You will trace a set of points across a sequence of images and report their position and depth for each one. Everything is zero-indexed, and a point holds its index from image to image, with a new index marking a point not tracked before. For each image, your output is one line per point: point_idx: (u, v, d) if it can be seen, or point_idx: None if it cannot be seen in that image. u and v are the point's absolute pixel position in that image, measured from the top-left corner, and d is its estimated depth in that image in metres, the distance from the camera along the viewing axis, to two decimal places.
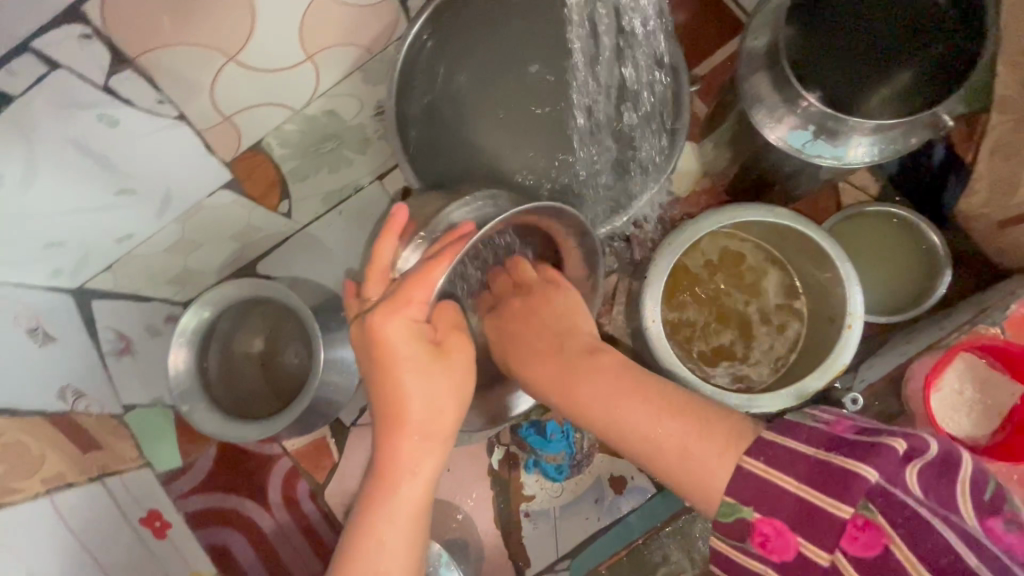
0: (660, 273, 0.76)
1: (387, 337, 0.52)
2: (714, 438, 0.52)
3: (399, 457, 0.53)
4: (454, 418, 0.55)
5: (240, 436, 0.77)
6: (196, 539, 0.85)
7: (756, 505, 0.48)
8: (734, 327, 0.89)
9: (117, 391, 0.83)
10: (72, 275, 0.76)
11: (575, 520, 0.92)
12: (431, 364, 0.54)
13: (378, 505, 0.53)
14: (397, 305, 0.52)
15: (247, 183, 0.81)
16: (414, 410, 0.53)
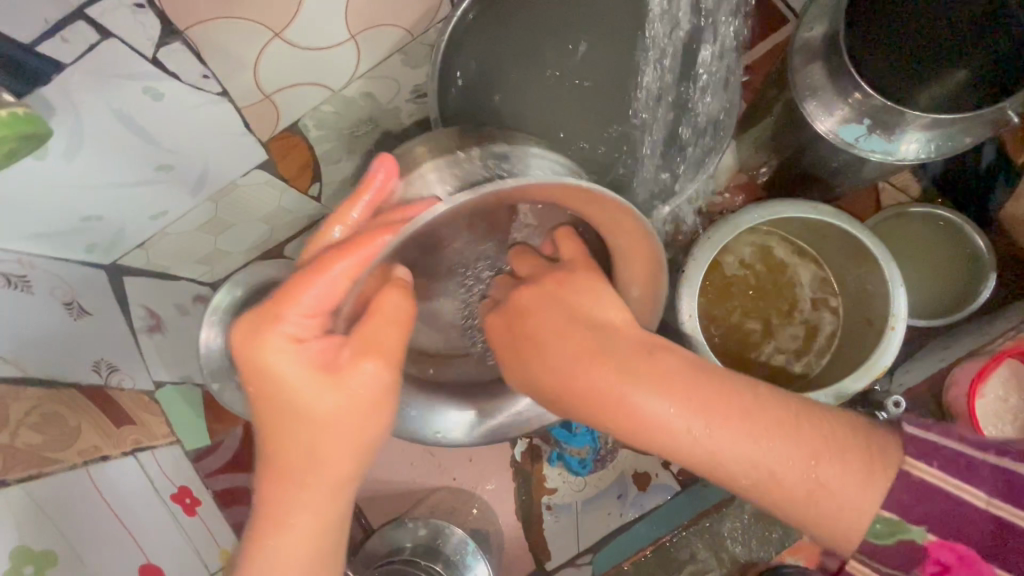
0: (700, 265, 0.75)
1: (266, 361, 0.48)
2: (807, 444, 0.48)
3: (279, 498, 0.50)
4: (341, 464, 0.50)
5: None
6: (224, 517, 0.84)
7: (930, 527, 0.48)
8: (790, 322, 0.87)
9: (147, 366, 0.83)
10: (106, 251, 0.76)
11: (597, 515, 0.92)
12: (319, 391, 0.48)
13: (262, 543, 0.49)
14: (269, 318, 0.48)
15: (281, 163, 0.80)
16: (297, 449, 0.49)
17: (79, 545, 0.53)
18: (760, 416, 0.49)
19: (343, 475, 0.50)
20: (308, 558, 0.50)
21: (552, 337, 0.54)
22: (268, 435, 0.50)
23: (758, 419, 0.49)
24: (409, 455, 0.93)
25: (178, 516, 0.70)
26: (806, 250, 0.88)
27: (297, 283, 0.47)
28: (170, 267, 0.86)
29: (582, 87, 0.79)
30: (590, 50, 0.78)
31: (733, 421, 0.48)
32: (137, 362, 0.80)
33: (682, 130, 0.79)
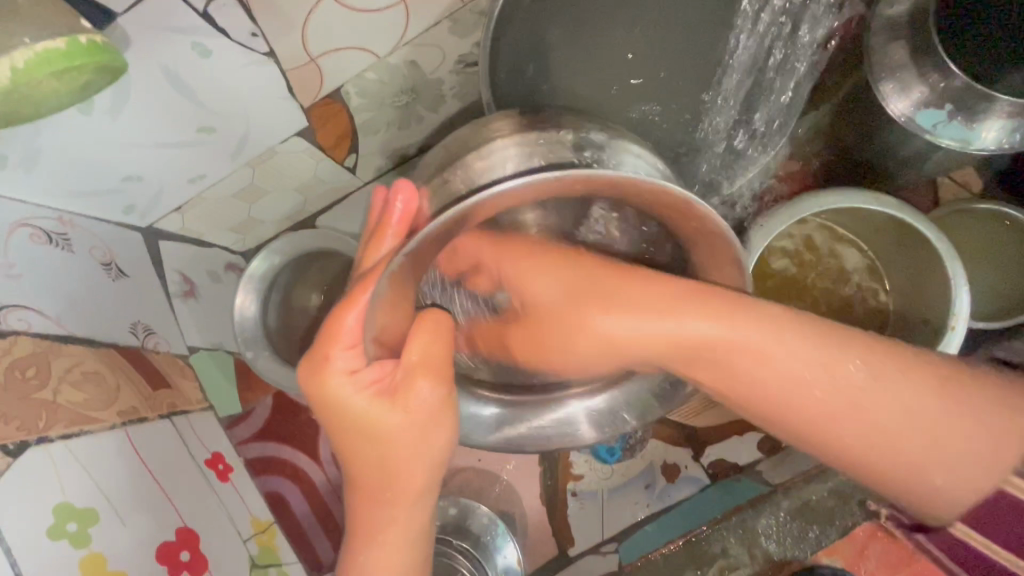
0: (751, 254, 0.72)
1: (330, 394, 0.49)
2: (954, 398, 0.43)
3: (371, 516, 0.53)
4: (421, 479, 0.53)
5: None
6: (256, 486, 0.84)
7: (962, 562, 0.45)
8: (835, 314, 0.84)
9: (182, 331, 0.82)
10: (143, 213, 0.75)
11: (622, 504, 0.90)
12: (385, 414, 0.49)
13: (367, 553, 0.53)
14: (319, 359, 0.49)
15: (321, 132, 0.79)
16: (377, 469, 0.52)
17: (119, 504, 0.53)
18: (832, 338, 0.45)
19: (432, 484, 0.54)
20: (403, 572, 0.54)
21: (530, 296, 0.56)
22: (351, 459, 0.53)
23: (855, 358, 0.44)
24: None
25: (212, 483, 0.69)
26: (853, 238, 0.84)
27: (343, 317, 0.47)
28: (205, 234, 0.85)
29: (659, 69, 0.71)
30: (669, 28, 0.69)
31: (817, 364, 0.44)
32: (171, 324, 0.80)
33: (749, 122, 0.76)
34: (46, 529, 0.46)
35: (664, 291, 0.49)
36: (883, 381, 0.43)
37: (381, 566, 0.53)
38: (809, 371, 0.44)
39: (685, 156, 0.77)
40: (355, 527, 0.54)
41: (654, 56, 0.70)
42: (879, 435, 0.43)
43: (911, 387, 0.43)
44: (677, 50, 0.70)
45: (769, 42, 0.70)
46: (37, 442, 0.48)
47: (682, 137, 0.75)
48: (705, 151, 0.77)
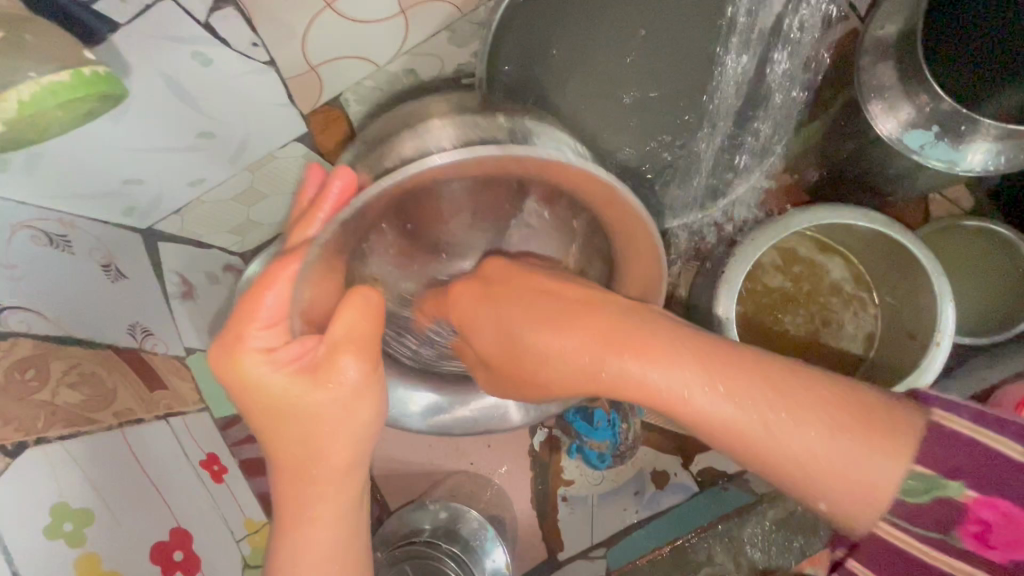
0: (744, 264, 0.73)
1: (245, 375, 0.50)
2: (873, 443, 0.40)
3: (301, 494, 0.51)
4: (343, 458, 0.52)
5: None
6: (250, 487, 0.81)
7: (969, 484, 0.41)
8: (823, 326, 0.86)
9: (180, 334, 0.82)
10: (143, 215, 0.76)
11: (612, 509, 0.92)
12: (305, 390, 0.50)
13: (292, 530, 0.51)
14: (238, 336, 0.50)
15: (320, 137, 0.80)
16: (302, 450, 0.51)
17: (114, 505, 0.54)
18: (710, 364, 0.43)
19: (358, 462, 0.53)
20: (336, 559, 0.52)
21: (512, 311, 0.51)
22: (269, 439, 0.52)
23: (751, 391, 0.41)
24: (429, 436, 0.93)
25: (206, 483, 0.70)
26: (838, 248, 0.86)
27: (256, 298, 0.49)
28: (203, 235, 0.86)
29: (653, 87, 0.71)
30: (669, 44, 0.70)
31: (730, 401, 0.41)
32: (170, 327, 0.80)
33: (738, 139, 0.77)
34: (43, 528, 0.47)
35: (568, 302, 0.49)
36: (774, 411, 0.41)
37: (310, 550, 0.51)
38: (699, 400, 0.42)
39: (672, 172, 0.77)
40: (284, 517, 0.52)
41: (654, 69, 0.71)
42: (760, 443, 0.41)
43: (812, 399, 0.41)
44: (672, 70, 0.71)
45: (759, 62, 0.71)
46: (34, 444, 0.49)
47: (673, 152, 0.76)
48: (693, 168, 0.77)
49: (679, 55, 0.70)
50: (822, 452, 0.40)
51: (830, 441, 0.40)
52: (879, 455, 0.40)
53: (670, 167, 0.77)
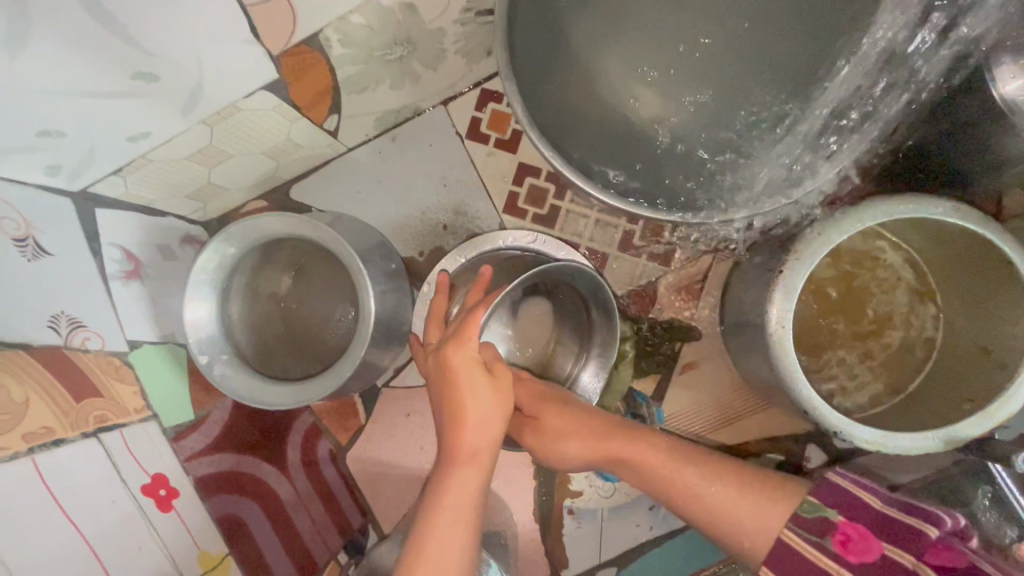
0: (805, 267, 0.61)
1: (451, 359, 0.57)
2: (771, 491, 0.57)
3: (465, 449, 0.56)
4: (495, 445, 0.57)
5: (255, 399, 0.65)
6: (206, 510, 0.72)
7: (841, 510, 0.53)
8: (870, 330, 0.76)
9: (122, 323, 0.66)
10: (71, 175, 0.61)
11: (623, 525, 0.82)
12: (484, 384, 0.57)
13: (449, 482, 0.55)
14: (462, 337, 0.58)
15: (294, 85, 0.66)
16: (472, 430, 0.56)
17: (14, 559, 0.43)
18: (683, 450, 0.62)
19: (492, 452, 0.57)
20: (461, 548, 0.53)
21: (554, 423, 0.66)
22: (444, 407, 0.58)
23: (705, 458, 0.61)
24: (419, 439, 0.83)
25: (149, 513, 0.58)
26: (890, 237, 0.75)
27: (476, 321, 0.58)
28: (155, 201, 0.73)
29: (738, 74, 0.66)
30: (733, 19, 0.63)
31: (688, 464, 0.61)
32: (109, 315, 0.65)
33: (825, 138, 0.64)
34: None
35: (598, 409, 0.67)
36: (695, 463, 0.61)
37: (454, 528, 0.53)
38: (662, 468, 0.60)
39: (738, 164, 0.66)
40: (430, 500, 0.55)
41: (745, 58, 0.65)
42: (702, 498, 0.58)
43: (729, 462, 0.61)
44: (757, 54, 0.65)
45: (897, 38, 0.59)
46: None
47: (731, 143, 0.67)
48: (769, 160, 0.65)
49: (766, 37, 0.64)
50: (714, 486, 0.58)
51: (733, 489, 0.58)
52: (776, 504, 0.56)
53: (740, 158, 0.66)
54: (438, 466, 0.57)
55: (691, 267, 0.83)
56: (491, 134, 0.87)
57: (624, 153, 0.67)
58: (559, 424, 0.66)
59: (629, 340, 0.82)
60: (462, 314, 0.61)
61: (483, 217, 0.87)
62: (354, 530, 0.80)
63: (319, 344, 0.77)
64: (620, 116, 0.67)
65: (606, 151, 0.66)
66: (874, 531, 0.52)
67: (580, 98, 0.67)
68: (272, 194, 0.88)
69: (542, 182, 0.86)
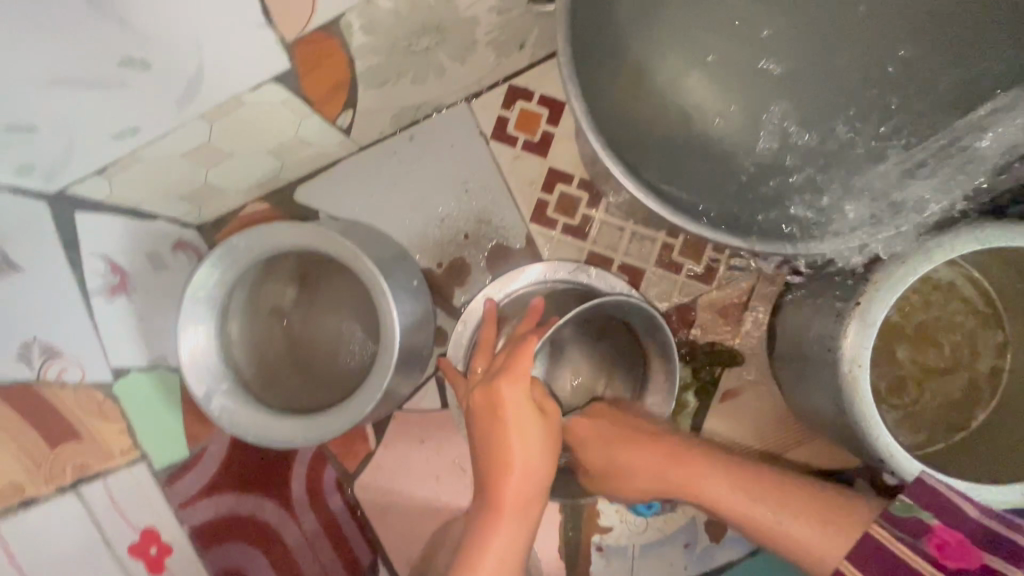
0: (887, 299, 0.54)
1: (499, 396, 0.51)
2: (831, 525, 0.53)
3: (511, 497, 0.49)
4: (540, 495, 0.50)
5: (264, 436, 0.58)
6: (205, 564, 0.66)
7: (936, 514, 0.50)
8: (934, 362, 0.68)
9: (105, 346, 0.57)
10: (47, 175, 0.53)
11: (655, 563, 0.76)
12: (535, 424, 0.50)
13: (494, 534, 0.48)
14: (513, 371, 0.51)
15: (307, 76, 0.57)
16: (517, 478, 0.49)
17: None
18: (749, 480, 0.57)
19: (538, 502, 0.50)
20: None
21: (620, 447, 0.61)
22: (487, 448, 0.51)
23: (762, 486, 0.57)
24: (434, 468, 0.75)
25: None
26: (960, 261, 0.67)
27: (530, 351, 0.51)
28: (143, 202, 0.64)
29: (829, 96, 0.57)
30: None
31: (756, 496, 0.56)
32: (89, 337, 0.56)
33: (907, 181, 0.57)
34: None
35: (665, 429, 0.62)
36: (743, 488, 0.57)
37: None
38: (728, 500, 0.56)
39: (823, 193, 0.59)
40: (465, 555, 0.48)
41: (839, 79, 0.57)
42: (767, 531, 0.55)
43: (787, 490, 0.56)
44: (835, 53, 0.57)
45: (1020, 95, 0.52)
46: None
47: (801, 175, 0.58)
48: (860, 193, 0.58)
49: (841, 44, 0.57)
50: (781, 523, 0.54)
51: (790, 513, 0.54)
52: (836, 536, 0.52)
53: (820, 192, 0.59)
54: (480, 516, 0.49)
55: (735, 286, 0.76)
56: (520, 136, 0.79)
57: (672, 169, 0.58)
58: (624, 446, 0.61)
59: (691, 388, 0.76)
60: (510, 346, 0.54)
61: (508, 225, 0.79)
62: (364, 568, 0.73)
63: (332, 370, 0.70)
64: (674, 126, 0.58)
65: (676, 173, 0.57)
66: (974, 540, 0.49)
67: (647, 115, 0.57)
68: (274, 194, 0.79)
69: (573, 189, 0.79)
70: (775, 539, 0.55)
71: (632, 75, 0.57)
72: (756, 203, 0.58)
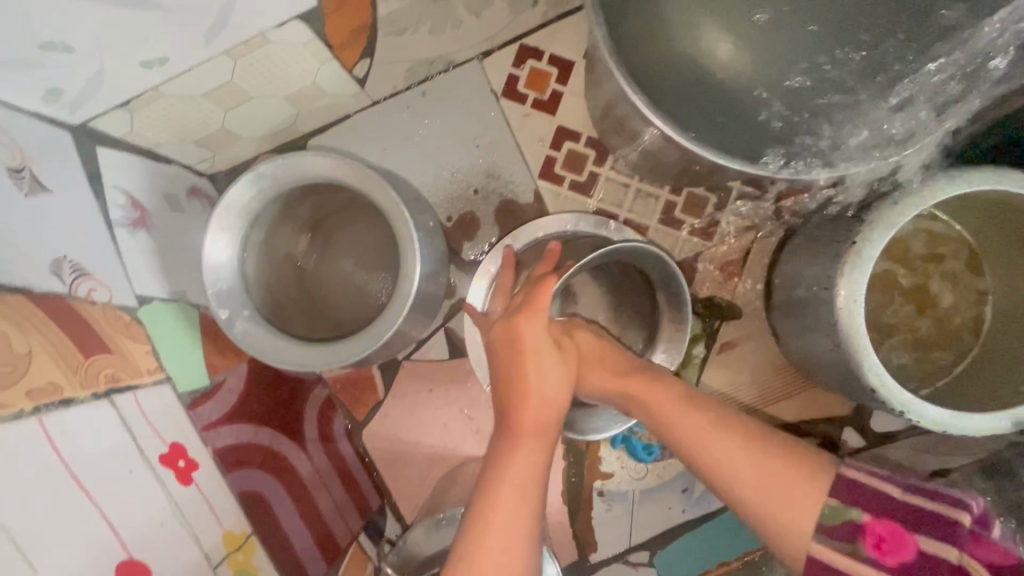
0: (882, 235, 0.58)
1: (519, 331, 0.54)
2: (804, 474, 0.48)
3: (529, 419, 0.52)
4: (556, 429, 0.52)
5: (267, 352, 0.60)
6: (229, 486, 0.61)
7: (863, 508, 0.46)
8: (918, 311, 0.72)
9: (130, 276, 0.58)
10: (72, 104, 0.54)
11: (655, 508, 0.79)
12: (553, 365, 0.53)
13: (515, 452, 0.50)
14: (534, 309, 0.54)
15: (332, 15, 0.59)
16: (535, 407, 0.52)
17: (17, 531, 0.37)
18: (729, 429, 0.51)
19: (553, 432, 0.52)
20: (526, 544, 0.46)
21: (597, 364, 0.58)
22: (506, 375, 0.54)
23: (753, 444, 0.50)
24: (443, 415, 0.77)
25: (167, 487, 0.51)
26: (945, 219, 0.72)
27: (550, 291, 0.54)
28: (162, 143, 0.66)
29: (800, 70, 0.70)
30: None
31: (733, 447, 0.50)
32: (115, 265, 0.57)
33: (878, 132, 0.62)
34: None
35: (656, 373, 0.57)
36: (724, 435, 0.51)
37: (513, 517, 0.47)
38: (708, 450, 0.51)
39: (799, 135, 0.66)
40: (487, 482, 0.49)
41: (812, 53, 0.69)
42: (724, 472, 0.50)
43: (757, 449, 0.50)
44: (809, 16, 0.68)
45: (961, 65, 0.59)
46: None
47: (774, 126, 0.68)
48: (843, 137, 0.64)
49: None
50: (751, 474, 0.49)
51: (752, 462, 0.49)
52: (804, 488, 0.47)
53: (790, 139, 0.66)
54: (499, 438, 0.52)
55: (735, 243, 0.79)
56: (529, 94, 0.81)
57: (672, 110, 0.68)
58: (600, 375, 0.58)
59: (701, 339, 0.79)
60: (531, 285, 0.57)
61: (517, 181, 0.82)
62: (373, 512, 0.76)
63: (348, 314, 0.72)
64: (670, 84, 0.72)
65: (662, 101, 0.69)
66: (904, 524, 0.45)
67: (648, 60, 0.71)
68: (287, 147, 0.81)
69: (581, 147, 0.81)
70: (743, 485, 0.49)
71: (645, 39, 0.71)
72: (729, 140, 0.67)
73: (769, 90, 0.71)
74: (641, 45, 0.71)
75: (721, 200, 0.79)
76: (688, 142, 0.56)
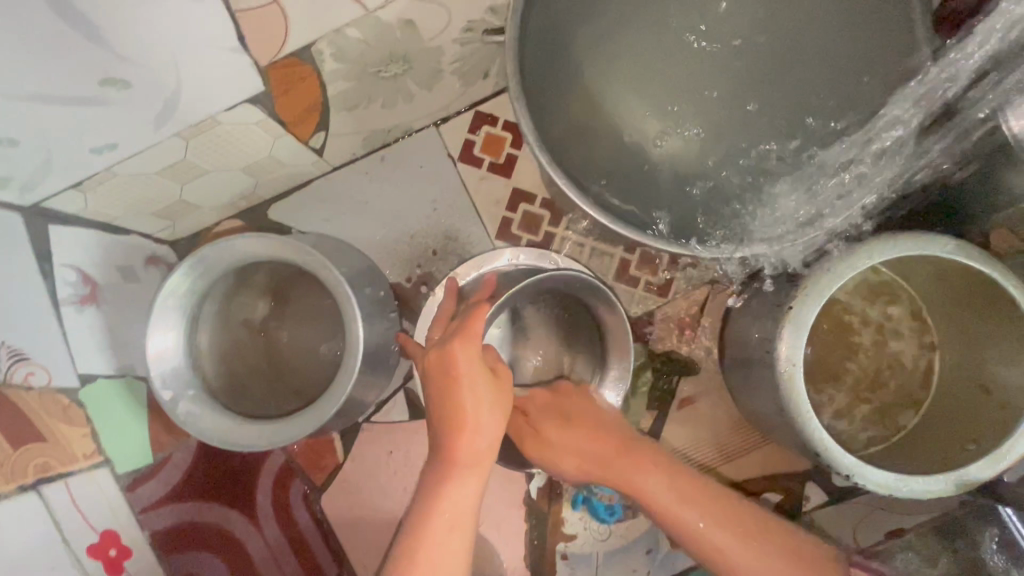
0: (815, 301, 0.59)
1: (451, 356, 0.52)
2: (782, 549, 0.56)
3: (464, 450, 0.51)
4: (490, 458, 0.53)
5: (213, 431, 0.60)
6: (167, 569, 0.68)
7: None
8: (870, 368, 0.73)
9: (73, 356, 0.59)
10: (23, 190, 0.55)
11: (619, 570, 0.78)
12: (485, 394, 0.52)
13: (446, 484, 0.51)
14: (468, 335, 0.53)
15: (280, 98, 0.61)
16: (467, 440, 0.51)
17: None
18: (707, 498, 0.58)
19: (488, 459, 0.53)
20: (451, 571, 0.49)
21: (569, 433, 0.64)
22: (440, 404, 0.52)
23: (730, 510, 0.57)
24: (402, 479, 0.76)
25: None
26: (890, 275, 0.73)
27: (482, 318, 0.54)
28: (117, 218, 0.67)
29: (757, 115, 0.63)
30: (740, 48, 0.61)
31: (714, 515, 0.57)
32: (59, 346, 0.58)
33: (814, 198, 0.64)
34: None
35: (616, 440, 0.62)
36: (705, 506, 0.57)
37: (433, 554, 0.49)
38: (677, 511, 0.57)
39: (748, 192, 0.64)
40: (414, 527, 0.50)
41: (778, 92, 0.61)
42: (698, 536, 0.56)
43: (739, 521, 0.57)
44: (769, 79, 0.61)
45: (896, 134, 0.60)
46: None
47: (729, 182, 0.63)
48: (781, 200, 0.64)
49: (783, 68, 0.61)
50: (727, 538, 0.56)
51: (739, 531, 0.56)
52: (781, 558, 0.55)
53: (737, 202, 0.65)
54: (433, 467, 0.52)
55: (689, 299, 0.81)
56: (484, 159, 0.84)
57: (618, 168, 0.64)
58: (573, 446, 0.63)
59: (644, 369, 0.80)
60: (464, 313, 0.57)
61: (475, 242, 0.83)
62: None
63: (302, 378, 0.72)
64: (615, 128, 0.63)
65: (596, 173, 0.64)
66: None
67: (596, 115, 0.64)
68: (249, 213, 0.82)
69: (536, 208, 0.83)
70: (714, 546, 0.56)
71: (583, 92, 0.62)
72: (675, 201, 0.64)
73: (725, 132, 0.63)
74: (578, 99, 0.63)
75: (674, 257, 0.81)
76: (609, 226, 0.59)
